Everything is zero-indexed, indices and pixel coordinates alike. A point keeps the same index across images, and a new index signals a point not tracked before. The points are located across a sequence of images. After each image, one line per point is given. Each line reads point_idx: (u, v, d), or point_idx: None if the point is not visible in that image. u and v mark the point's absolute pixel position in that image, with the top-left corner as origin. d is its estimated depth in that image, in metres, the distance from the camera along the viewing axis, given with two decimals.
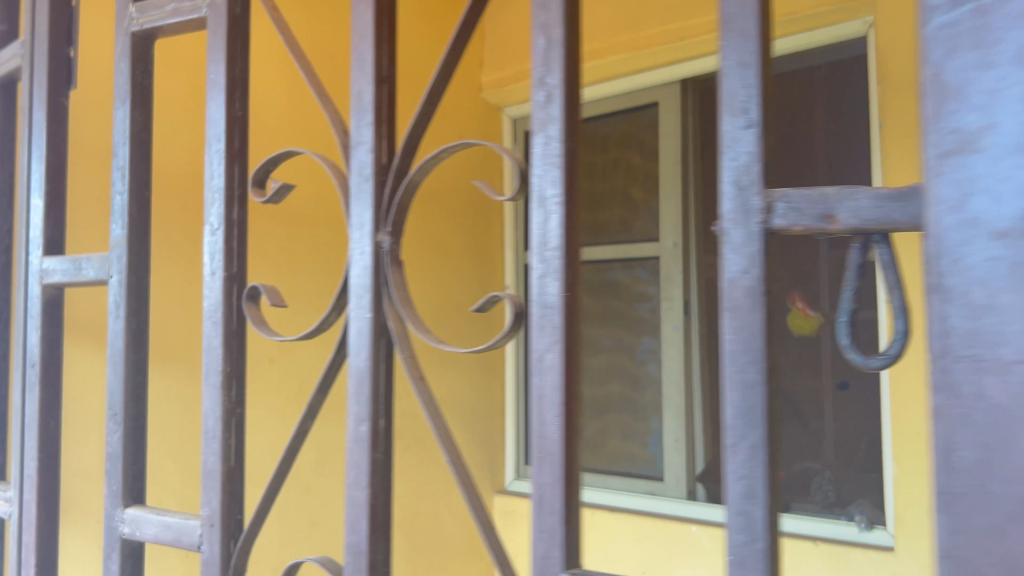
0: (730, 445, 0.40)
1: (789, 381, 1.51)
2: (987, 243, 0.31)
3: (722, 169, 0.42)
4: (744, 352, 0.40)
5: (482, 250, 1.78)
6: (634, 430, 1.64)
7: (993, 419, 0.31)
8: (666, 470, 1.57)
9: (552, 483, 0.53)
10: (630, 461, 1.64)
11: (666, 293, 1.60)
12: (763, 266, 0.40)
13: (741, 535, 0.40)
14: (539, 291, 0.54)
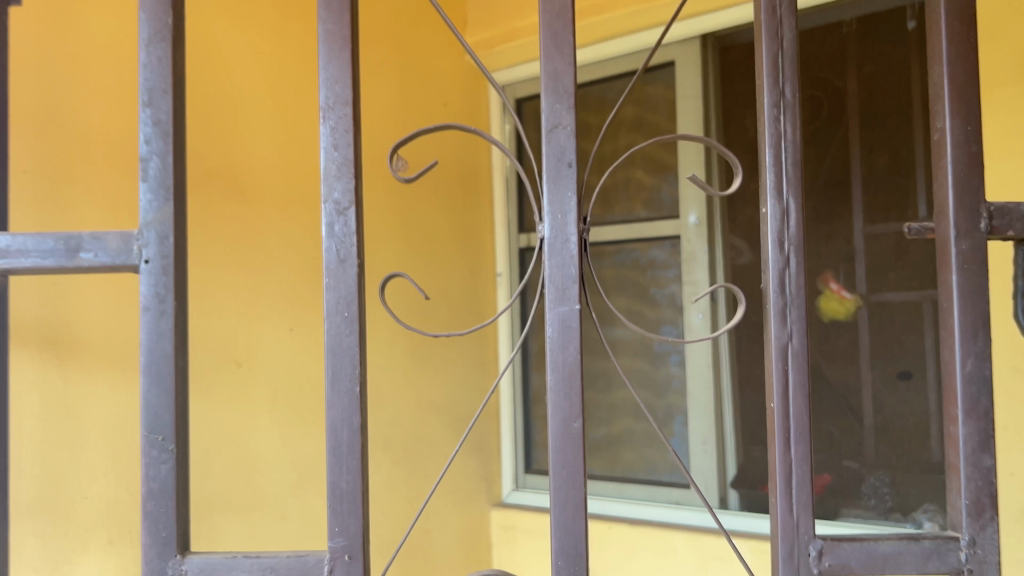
0: (970, 405, 0.60)
1: (827, 370, 1.41)
2: None
3: (960, 195, 0.62)
4: (970, 329, 0.61)
5: (464, 233, 1.67)
6: (640, 429, 1.56)
7: None
8: (697, 476, 1.48)
9: (803, 460, 0.61)
10: (645, 464, 1.56)
11: (687, 276, 1.51)
12: (977, 261, 0.61)
13: (977, 480, 0.60)
14: (780, 285, 0.61)
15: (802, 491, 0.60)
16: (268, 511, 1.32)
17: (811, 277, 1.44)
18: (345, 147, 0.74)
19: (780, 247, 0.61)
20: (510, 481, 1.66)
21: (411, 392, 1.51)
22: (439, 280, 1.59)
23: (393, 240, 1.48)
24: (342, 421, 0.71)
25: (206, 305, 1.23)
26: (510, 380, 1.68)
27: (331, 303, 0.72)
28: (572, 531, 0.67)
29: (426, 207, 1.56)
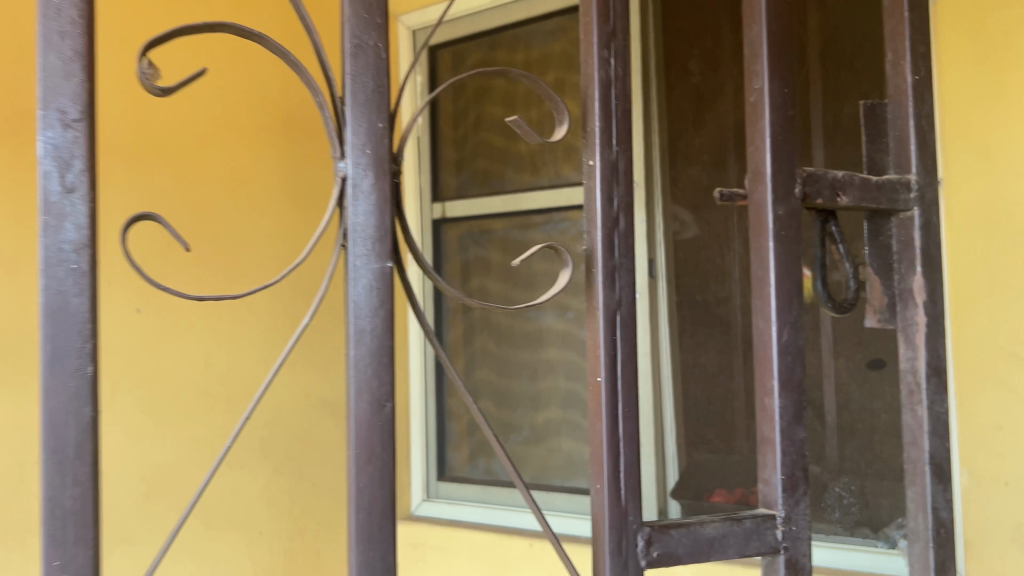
0: (785, 381, 0.59)
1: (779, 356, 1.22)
2: (892, 254, 0.66)
3: (779, 154, 0.60)
4: (785, 301, 0.59)
5: None
6: (569, 425, 1.40)
7: (904, 342, 0.65)
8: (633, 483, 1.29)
9: (625, 439, 0.57)
10: (578, 471, 1.38)
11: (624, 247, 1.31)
12: (790, 228, 0.60)
13: (790, 454, 0.59)
14: (606, 252, 0.58)
15: (630, 475, 0.57)
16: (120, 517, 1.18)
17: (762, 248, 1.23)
18: (74, 19, 0.47)
19: (608, 207, 0.58)
20: (420, 490, 1.51)
21: (301, 386, 1.30)
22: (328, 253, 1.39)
23: (268, 205, 1.29)
24: (66, 415, 0.46)
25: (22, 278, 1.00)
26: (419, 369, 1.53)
27: (49, 254, 0.45)
28: (379, 540, 0.54)
29: (316, 171, 1.38)
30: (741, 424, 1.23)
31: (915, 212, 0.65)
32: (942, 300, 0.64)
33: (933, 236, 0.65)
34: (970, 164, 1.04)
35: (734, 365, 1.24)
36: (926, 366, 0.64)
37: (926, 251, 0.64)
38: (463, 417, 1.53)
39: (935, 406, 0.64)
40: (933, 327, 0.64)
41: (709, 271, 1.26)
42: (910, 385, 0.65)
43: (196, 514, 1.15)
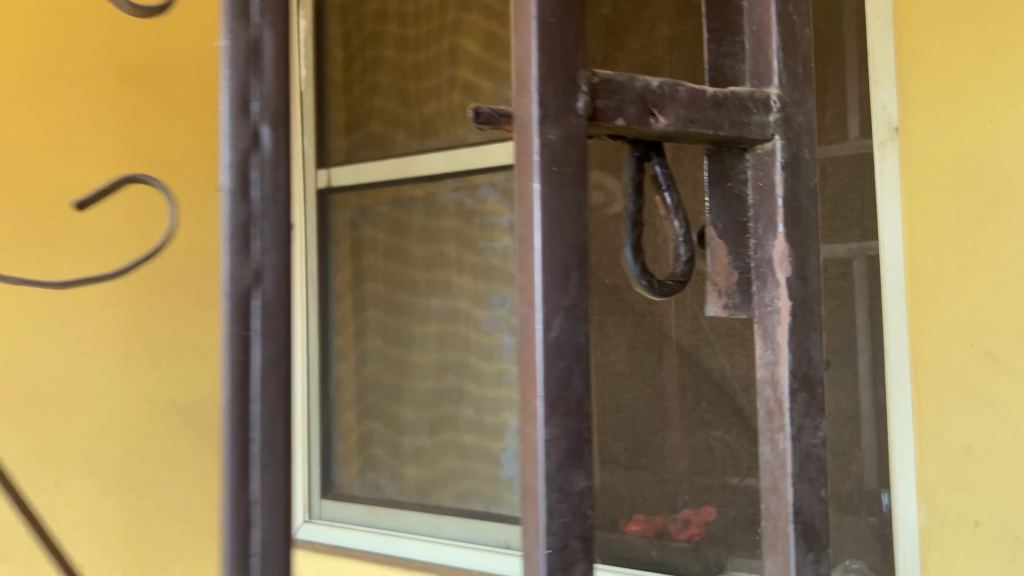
0: (557, 398, 0.38)
1: (713, 357, 0.94)
2: (749, 204, 0.46)
3: (554, 47, 0.39)
4: (559, 276, 0.39)
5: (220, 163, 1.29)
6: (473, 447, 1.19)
7: (762, 338, 0.45)
8: None
9: (266, 497, 0.34)
10: (471, 491, 1.19)
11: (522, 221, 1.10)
12: (574, 163, 0.39)
13: (564, 515, 0.38)
14: (237, 187, 0.34)
15: (271, 559, 0.34)
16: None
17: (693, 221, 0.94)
18: None
19: (242, 114, 0.34)
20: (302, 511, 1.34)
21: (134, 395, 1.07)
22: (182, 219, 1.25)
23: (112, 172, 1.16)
24: None
25: None
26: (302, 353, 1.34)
27: None
28: None
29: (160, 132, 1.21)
30: (670, 440, 0.97)
31: (777, 149, 0.44)
32: (814, 276, 0.44)
33: (804, 183, 0.45)
34: (936, 100, 0.78)
35: (650, 366, 0.98)
36: (791, 374, 0.43)
37: (790, 207, 0.44)
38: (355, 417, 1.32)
39: (804, 435, 0.43)
40: (800, 317, 0.44)
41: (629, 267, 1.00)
42: (767, 403, 0.45)
43: None
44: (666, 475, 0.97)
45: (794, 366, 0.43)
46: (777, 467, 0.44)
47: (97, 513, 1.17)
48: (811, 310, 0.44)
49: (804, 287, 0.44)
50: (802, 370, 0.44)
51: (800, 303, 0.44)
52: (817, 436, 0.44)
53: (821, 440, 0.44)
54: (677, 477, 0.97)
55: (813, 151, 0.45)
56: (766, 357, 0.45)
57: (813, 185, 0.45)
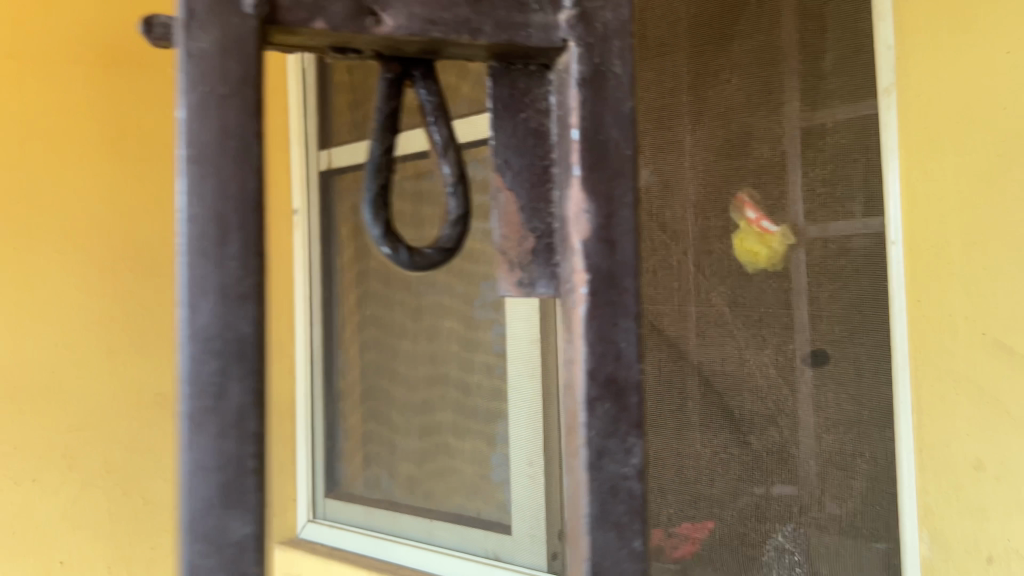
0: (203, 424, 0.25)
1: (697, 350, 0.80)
2: (551, 139, 0.33)
3: None
4: (219, 237, 0.25)
5: None
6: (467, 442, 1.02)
7: (562, 324, 0.32)
8: (515, 510, 0.95)
9: None
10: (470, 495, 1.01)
11: None
12: None
13: None
14: None
15: None
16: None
17: (678, 191, 0.81)
18: None
19: None
20: (306, 509, 1.20)
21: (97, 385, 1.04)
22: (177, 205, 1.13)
23: (94, 162, 1.06)
24: None
25: None
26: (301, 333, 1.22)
27: None
28: None
29: (149, 112, 1.11)
30: (654, 446, 0.82)
31: (574, 64, 0.31)
32: (627, 238, 0.31)
33: (613, 109, 0.31)
34: (936, 23, 0.62)
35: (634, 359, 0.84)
36: (587, 379, 0.31)
37: (590, 143, 0.31)
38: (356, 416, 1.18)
39: (608, 458, 0.31)
40: (602, 299, 0.31)
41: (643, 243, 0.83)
42: (565, 415, 0.32)
43: None
44: (649, 486, 0.82)
45: (594, 363, 0.31)
46: (576, 503, 0.31)
47: (78, 509, 1.03)
48: (617, 288, 0.31)
49: (613, 250, 0.31)
50: (608, 368, 0.31)
51: (603, 274, 0.31)
52: (629, 466, 0.31)
53: (634, 470, 0.31)
54: (664, 489, 0.81)
55: (628, 63, 0.31)
56: (566, 352, 0.32)
57: (628, 107, 0.31)
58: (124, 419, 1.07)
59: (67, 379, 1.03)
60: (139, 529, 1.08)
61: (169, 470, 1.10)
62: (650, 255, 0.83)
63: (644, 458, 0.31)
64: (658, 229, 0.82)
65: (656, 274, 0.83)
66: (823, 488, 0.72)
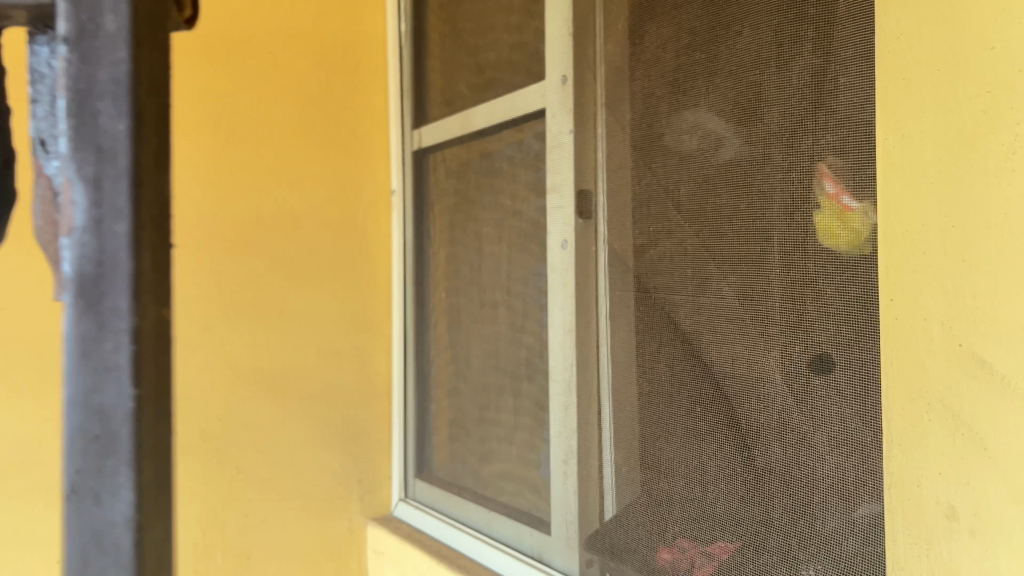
0: None
1: (709, 348, 0.70)
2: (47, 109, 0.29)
3: None
4: None
5: (317, 123, 1.22)
6: (519, 432, 0.97)
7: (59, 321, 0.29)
8: (553, 510, 0.91)
9: None
10: (520, 489, 0.98)
11: (552, 175, 0.90)
12: None
13: None
14: None
15: None
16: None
17: (691, 164, 0.72)
18: None
19: None
20: (398, 488, 1.24)
21: (207, 359, 1.12)
22: (280, 186, 1.18)
23: (200, 145, 1.12)
24: None
25: None
26: (401, 312, 1.24)
27: None
28: None
29: (253, 98, 1.16)
30: (665, 453, 0.74)
31: (62, 28, 0.29)
32: (112, 233, 0.28)
33: (105, 74, 0.28)
34: None
35: (649, 354, 0.77)
36: (69, 401, 0.28)
37: (76, 114, 0.28)
38: (444, 397, 1.15)
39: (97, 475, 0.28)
40: (87, 307, 0.28)
41: (654, 228, 0.76)
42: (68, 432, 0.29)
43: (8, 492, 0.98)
44: (664, 494, 0.75)
45: (81, 368, 0.28)
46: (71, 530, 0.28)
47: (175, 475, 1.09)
48: (103, 294, 0.28)
49: (95, 241, 0.28)
50: (95, 379, 0.28)
51: (84, 267, 0.28)
52: (118, 511, 0.28)
53: (123, 517, 0.28)
54: (669, 501, 0.74)
55: (123, 17, 0.29)
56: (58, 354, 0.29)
57: (123, 73, 0.28)
58: (222, 392, 1.13)
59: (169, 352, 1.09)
60: (232, 495, 1.14)
61: (263, 440, 1.16)
62: (661, 240, 0.75)
63: (140, 498, 0.28)
64: (674, 209, 0.74)
65: (672, 260, 0.74)
66: (827, 518, 0.60)
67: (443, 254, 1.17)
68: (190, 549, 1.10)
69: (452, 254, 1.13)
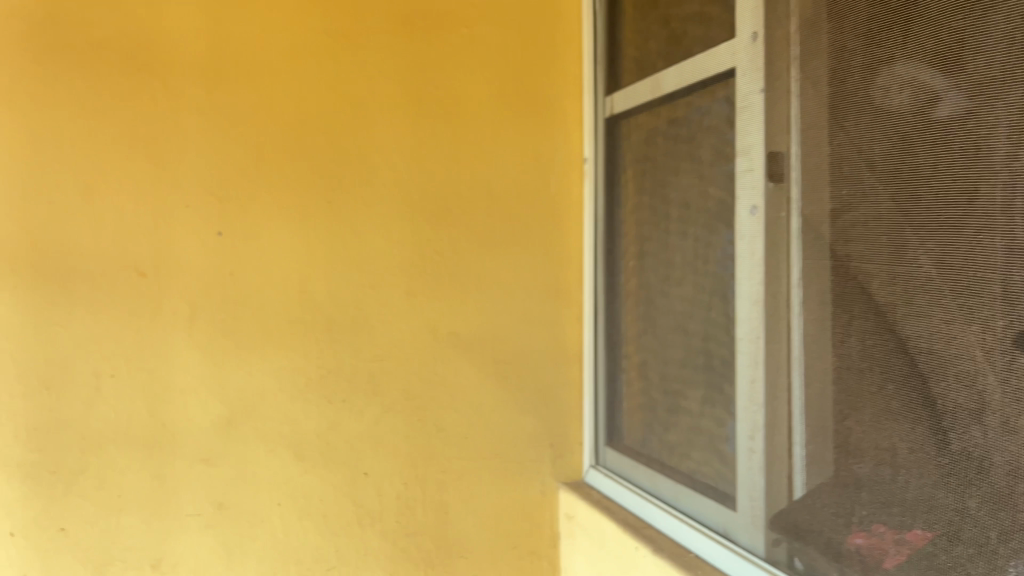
0: None
1: (904, 321, 0.65)
2: None
3: None
4: None
5: (512, 95, 1.24)
6: (705, 407, 0.95)
7: None
8: (740, 486, 0.88)
9: None
10: (707, 462, 0.95)
11: (742, 138, 0.86)
12: None
13: None
14: None
15: None
16: (152, 420, 1.09)
17: (888, 121, 0.66)
18: None
19: None
20: (589, 455, 1.25)
21: (406, 323, 1.19)
22: (475, 157, 1.22)
23: (399, 121, 1.19)
24: None
25: (71, 208, 1.07)
26: (594, 281, 1.24)
27: None
28: None
29: (451, 72, 1.21)
30: (854, 432, 0.70)
31: None
32: None
33: None
34: None
35: (841, 327, 0.72)
36: None
37: None
38: (635, 366, 1.14)
39: None
40: None
41: (849, 191, 0.71)
42: None
43: (231, 435, 1.12)
44: (853, 476, 0.70)
45: None
46: None
47: (379, 429, 1.17)
48: None
49: None
50: None
51: None
52: None
53: None
54: (857, 483, 0.70)
55: None
56: None
57: None
58: (423, 354, 1.19)
59: (375, 315, 1.17)
60: (432, 452, 1.20)
61: (461, 401, 1.21)
62: (855, 204, 0.70)
63: None
64: (868, 170, 0.69)
65: (867, 226, 0.69)
66: None
67: (634, 222, 1.15)
68: (394, 500, 1.18)
69: (643, 221, 1.11)
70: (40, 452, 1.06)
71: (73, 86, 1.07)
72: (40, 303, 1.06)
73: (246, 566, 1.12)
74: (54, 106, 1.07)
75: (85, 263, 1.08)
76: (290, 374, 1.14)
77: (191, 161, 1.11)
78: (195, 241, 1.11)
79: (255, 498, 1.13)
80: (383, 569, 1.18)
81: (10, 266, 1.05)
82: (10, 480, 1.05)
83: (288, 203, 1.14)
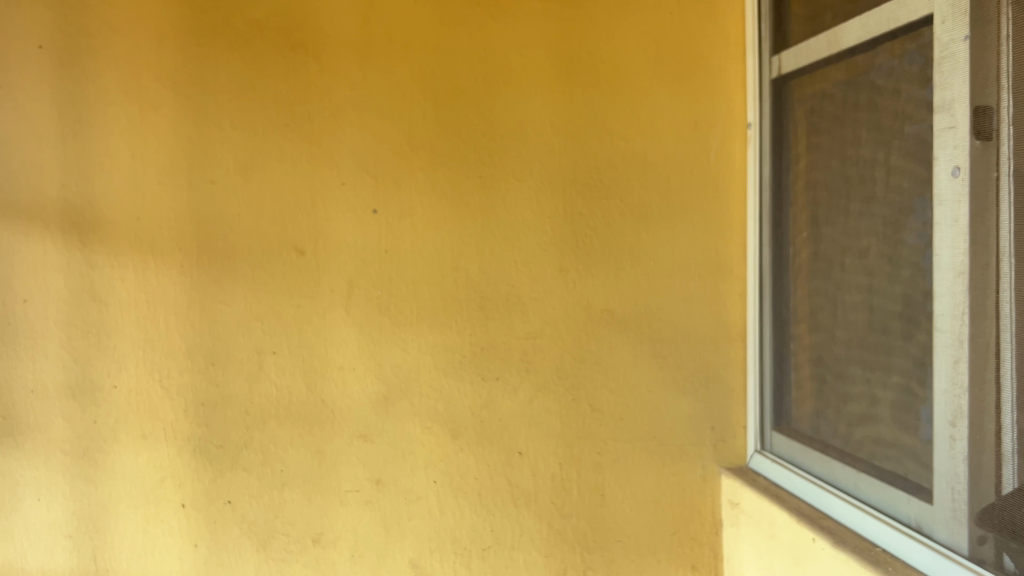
0: None
1: None
2: None
3: None
4: None
5: (668, 60, 1.18)
6: (895, 392, 0.87)
7: None
8: (938, 478, 0.80)
9: None
10: (896, 451, 0.87)
11: (941, 92, 0.78)
12: None
13: None
14: None
15: None
16: (311, 397, 1.10)
17: None
18: None
19: None
20: (753, 439, 1.18)
21: (559, 299, 1.15)
22: (630, 127, 1.17)
23: (551, 91, 1.14)
24: None
25: (231, 189, 1.09)
26: (758, 255, 1.17)
27: None
28: None
29: (603, 40, 1.16)
30: None
31: None
32: None
33: None
34: None
35: None
36: None
37: None
38: (807, 345, 1.07)
39: None
40: None
41: None
42: None
43: (387, 413, 1.12)
44: None
45: None
46: None
47: (534, 409, 1.15)
48: None
49: None
50: None
51: None
52: None
53: None
54: None
55: None
56: None
57: None
58: (577, 332, 1.16)
59: (529, 292, 1.14)
60: (588, 432, 1.16)
61: (617, 381, 1.17)
62: None
63: None
64: None
65: None
66: None
67: (805, 190, 1.07)
68: (549, 481, 1.15)
69: (817, 189, 1.03)
70: (207, 427, 1.09)
71: (232, 69, 1.09)
72: (204, 282, 1.09)
73: (403, 543, 1.12)
74: (214, 89, 1.09)
75: (246, 242, 1.09)
76: (444, 351, 1.12)
77: (345, 138, 1.11)
78: (350, 219, 1.11)
79: (412, 475, 1.12)
80: (539, 551, 1.15)
81: (178, 247, 1.09)
82: (182, 453, 1.09)
83: (441, 179, 1.12)
